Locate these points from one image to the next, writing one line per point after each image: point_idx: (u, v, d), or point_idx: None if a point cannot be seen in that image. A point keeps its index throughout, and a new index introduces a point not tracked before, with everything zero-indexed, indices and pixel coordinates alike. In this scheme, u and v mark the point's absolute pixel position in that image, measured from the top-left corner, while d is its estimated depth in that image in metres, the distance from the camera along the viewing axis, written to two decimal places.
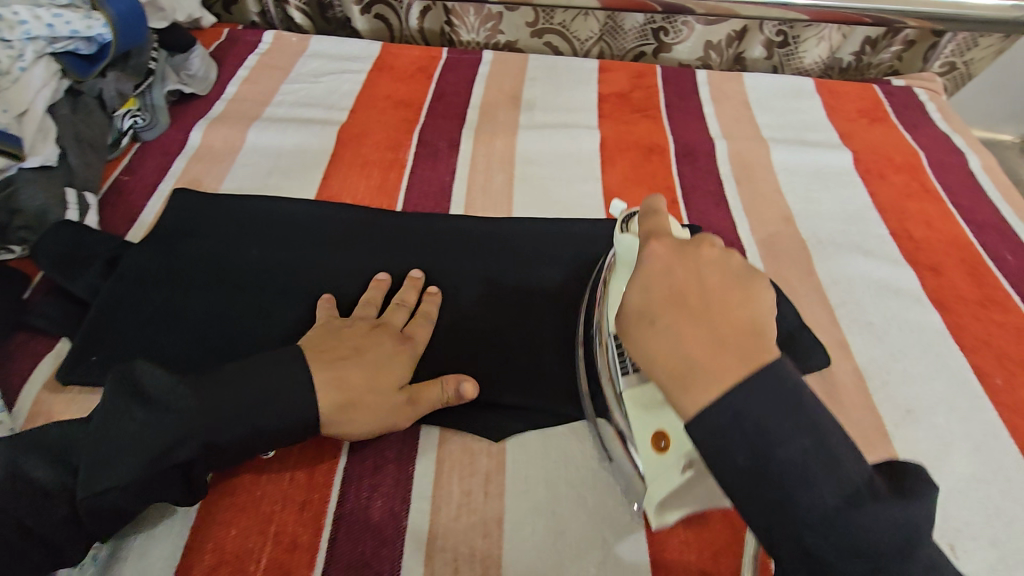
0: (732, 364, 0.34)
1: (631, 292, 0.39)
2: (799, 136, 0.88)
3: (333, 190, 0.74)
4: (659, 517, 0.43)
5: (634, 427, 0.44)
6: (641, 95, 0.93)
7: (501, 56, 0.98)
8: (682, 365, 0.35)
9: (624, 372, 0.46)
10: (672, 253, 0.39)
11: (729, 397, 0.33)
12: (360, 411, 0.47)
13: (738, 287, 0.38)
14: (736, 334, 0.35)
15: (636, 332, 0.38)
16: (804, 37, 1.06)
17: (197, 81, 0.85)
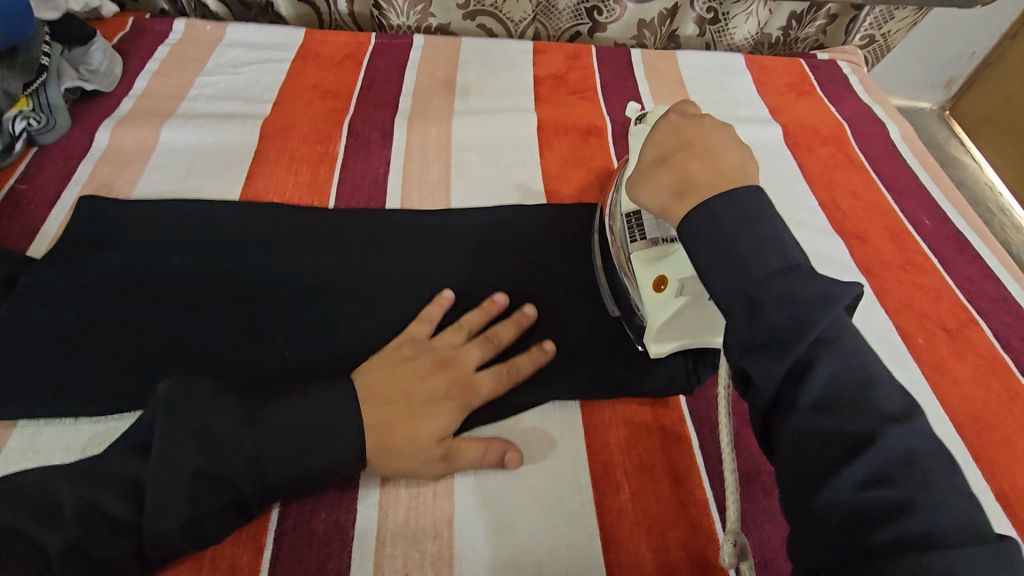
0: (720, 184, 0.44)
1: (647, 147, 0.50)
2: (732, 113, 0.89)
3: (259, 188, 0.70)
4: (657, 347, 0.52)
5: (640, 275, 0.53)
6: (577, 76, 0.92)
7: (432, 41, 0.95)
8: (682, 180, 0.45)
9: (633, 240, 0.55)
10: (683, 120, 0.49)
11: (714, 205, 0.42)
12: (400, 457, 0.46)
13: (737, 146, 0.47)
14: (730, 172, 0.45)
15: (648, 172, 0.48)
16: (733, 13, 1.08)
17: (98, 77, 0.79)
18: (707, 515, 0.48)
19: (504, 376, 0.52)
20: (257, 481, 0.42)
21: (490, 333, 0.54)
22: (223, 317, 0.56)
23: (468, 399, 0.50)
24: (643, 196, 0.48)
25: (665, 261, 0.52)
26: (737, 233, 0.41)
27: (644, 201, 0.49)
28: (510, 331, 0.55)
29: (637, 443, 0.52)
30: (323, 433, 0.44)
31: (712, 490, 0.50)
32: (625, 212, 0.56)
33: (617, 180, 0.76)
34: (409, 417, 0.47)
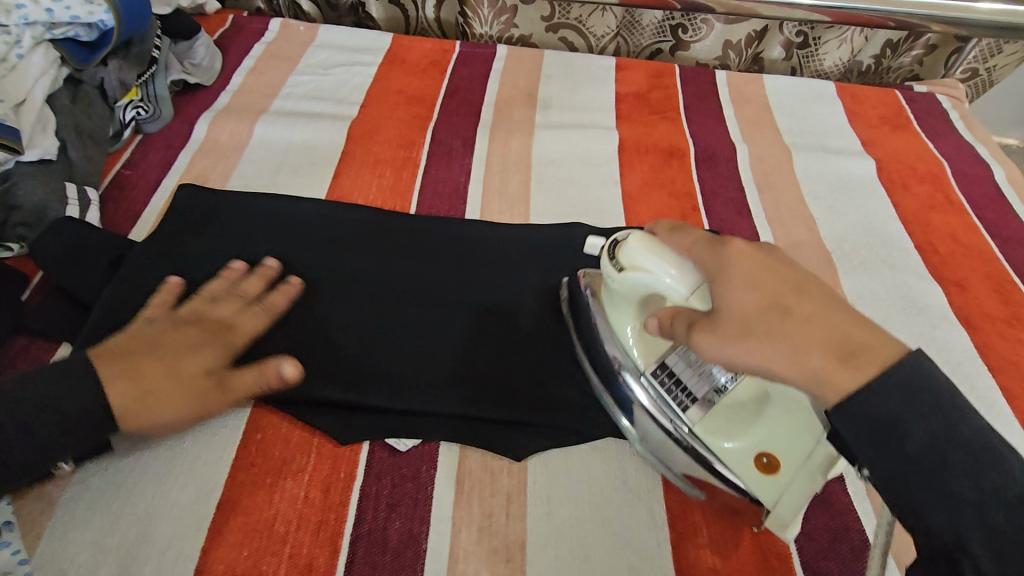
0: (867, 346, 0.36)
1: (734, 295, 0.39)
2: (821, 143, 0.86)
3: (344, 189, 0.71)
4: (784, 531, 0.44)
5: (733, 462, 0.45)
6: (660, 95, 0.90)
7: (516, 52, 0.95)
8: (839, 341, 0.36)
9: (683, 408, 0.47)
10: (755, 262, 0.40)
11: (870, 397, 0.34)
12: (165, 401, 0.45)
13: (824, 291, 0.39)
14: (853, 331, 0.36)
15: (758, 324, 0.37)
16: (825, 39, 1.04)
17: (200, 71, 0.82)
18: (790, 568, 0.46)
19: (263, 316, 0.53)
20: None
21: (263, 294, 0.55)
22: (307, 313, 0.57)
23: (233, 338, 0.50)
24: (767, 356, 0.37)
25: (753, 423, 0.45)
26: (895, 411, 0.34)
27: (762, 361, 0.37)
28: (258, 285, 0.55)
29: None
30: (22, 410, 0.42)
31: (796, 541, 0.47)
32: (643, 371, 0.49)
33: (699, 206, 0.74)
34: (160, 359, 0.46)
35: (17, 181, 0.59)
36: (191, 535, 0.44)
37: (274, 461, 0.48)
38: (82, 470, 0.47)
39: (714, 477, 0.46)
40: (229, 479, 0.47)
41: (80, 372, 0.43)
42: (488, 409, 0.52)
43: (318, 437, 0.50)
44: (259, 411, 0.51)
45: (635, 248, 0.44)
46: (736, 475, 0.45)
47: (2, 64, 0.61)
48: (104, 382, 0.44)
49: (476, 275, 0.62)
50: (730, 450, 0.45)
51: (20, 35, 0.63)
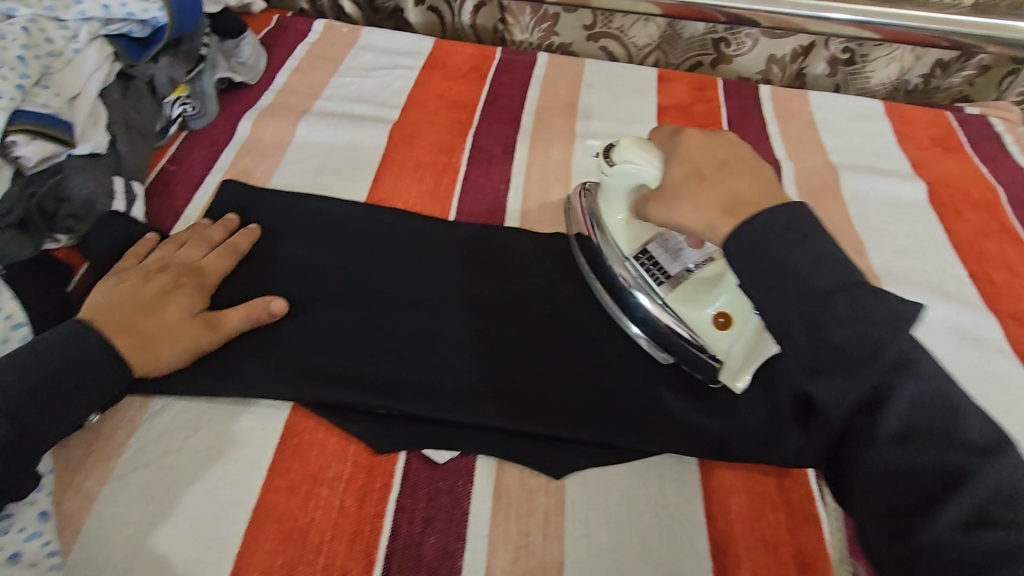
0: (759, 201, 0.42)
1: (671, 167, 0.48)
2: (869, 163, 0.83)
3: (384, 193, 0.71)
4: (733, 384, 0.52)
5: (688, 319, 0.52)
6: (703, 108, 0.89)
7: (557, 60, 0.94)
8: (728, 199, 0.42)
9: (659, 282, 0.54)
10: (696, 144, 0.47)
11: (758, 220, 0.39)
12: (163, 344, 0.49)
13: (751, 166, 0.45)
14: (755, 193, 0.42)
15: (681, 188, 0.46)
16: (873, 56, 1.02)
17: (246, 69, 0.83)
18: None
19: (229, 256, 0.58)
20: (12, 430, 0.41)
21: (193, 237, 0.59)
22: (345, 315, 0.56)
23: (201, 279, 0.55)
24: (684, 215, 0.44)
25: (715, 291, 0.52)
26: (786, 252, 0.38)
27: (682, 219, 0.45)
28: (221, 234, 0.60)
29: (759, 516, 0.48)
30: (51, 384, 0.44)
31: None
32: (627, 255, 0.56)
33: None
34: (150, 312, 0.50)
35: (68, 173, 0.58)
36: (227, 540, 0.44)
37: (310, 468, 0.48)
38: (123, 467, 0.47)
39: (683, 346, 0.53)
40: (266, 483, 0.47)
41: (78, 336, 0.47)
42: (527, 423, 0.50)
43: (354, 444, 0.50)
44: (296, 415, 0.51)
45: (631, 152, 0.51)
46: (695, 337, 0.52)
47: (58, 58, 0.62)
48: (106, 338, 0.48)
49: (516, 285, 0.61)
50: (693, 317, 0.52)
51: (77, 31, 0.64)
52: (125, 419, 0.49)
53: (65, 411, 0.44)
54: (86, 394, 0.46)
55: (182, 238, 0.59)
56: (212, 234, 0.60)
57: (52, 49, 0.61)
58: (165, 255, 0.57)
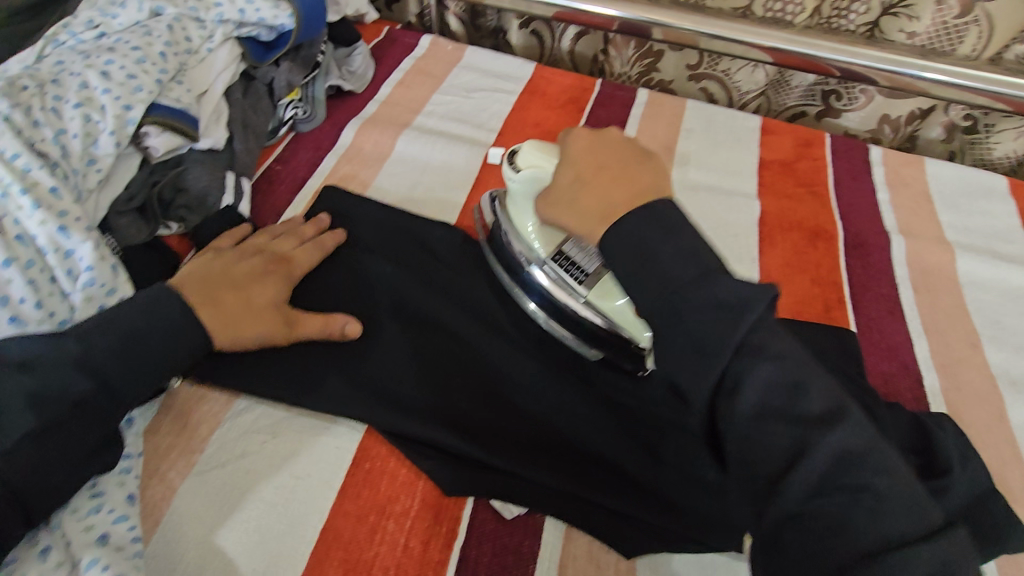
0: (631, 199, 0.44)
1: (562, 171, 0.50)
2: (989, 245, 0.77)
3: (474, 218, 0.71)
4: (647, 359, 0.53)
5: (611, 314, 0.54)
6: (807, 167, 0.84)
7: (657, 100, 0.93)
8: (609, 198, 0.45)
9: (580, 285, 0.55)
10: (587, 137, 0.50)
11: (626, 218, 0.42)
12: (247, 326, 0.51)
13: (642, 162, 0.47)
14: (628, 186, 0.45)
15: (564, 194, 0.49)
16: (1001, 127, 0.94)
17: (354, 78, 0.85)
18: None
19: (315, 256, 0.59)
20: (95, 390, 0.42)
21: (284, 233, 0.61)
22: (425, 342, 0.55)
23: (290, 271, 0.57)
24: (562, 220, 0.49)
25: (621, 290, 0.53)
26: (678, 270, 0.39)
27: (562, 219, 0.49)
28: (312, 232, 0.62)
29: None
30: (142, 350, 0.44)
31: None
32: (543, 260, 0.57)
33: (846, 298, 0.68)
34: (237, 290, 0.52)
35: (188, 166, 0.62)
36: (292, 560, 0.43)
37: (380, 498, 0.47)
38: (204, 463, 0.47)
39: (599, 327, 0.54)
40: (336, 505, 0.46)
41: (169, 304, 0.47)
42: (600, 494, 0.47)
43: (423, 480, 0.49)
44: (371, 439, 0.50)
45: (529, 155, 0.54)
46: (609, 320, 0.54)
47: (193, 56, 0.65)
48: (194, 308, 0.48)
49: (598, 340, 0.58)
50: (615, 307, 0.53)
51: (212, 30, 0.67)
52: (210, 412, 0.50)
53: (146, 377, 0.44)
54: (173, 365, 0.46)
55: (278, 228, 0.61)
56: (306, 231, 0.61)
57: (190, 47, 0.64)
58: (258, 241, 0.59)
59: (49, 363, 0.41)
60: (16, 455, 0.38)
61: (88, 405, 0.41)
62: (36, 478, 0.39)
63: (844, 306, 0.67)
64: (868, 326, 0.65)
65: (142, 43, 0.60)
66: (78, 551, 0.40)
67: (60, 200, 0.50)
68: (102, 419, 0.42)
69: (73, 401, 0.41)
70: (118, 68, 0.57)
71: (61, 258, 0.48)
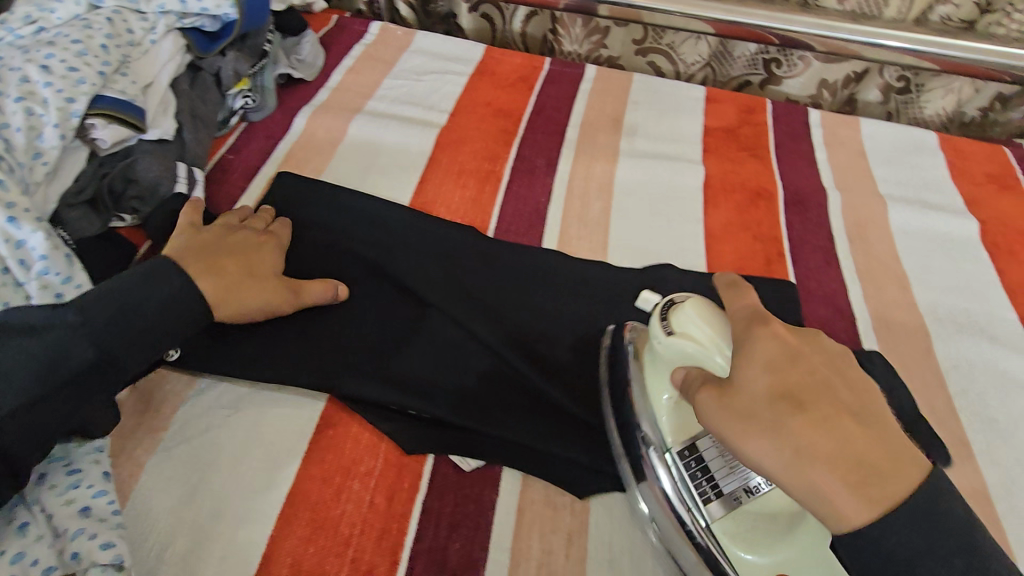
0: (885, 492, 0.33)
1: (745, 377, 0.37)
2: (919, 196, 0.81)
3: (428, 196, 0.73)
4: None
5: (747, 575, 0.40)
6: (750, 132, 0.88)
7: (605, 75, 0.95)
8: (850, 462, 0.33)
9: (707, 499, 0.43)
10: (794, 349, 0.37)
11: (879, 536, 0.33)
12: (248, 292, 0.51)
13: (868, 396, 0.36)
14: (874, 457, 0.34)
15: (767, 414, 0.35)
16: (929, 86, 1.00)
17: (304, 66, 0.86)
18: None
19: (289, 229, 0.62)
20: (95, 360, 0.43)
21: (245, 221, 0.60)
22: (405, 333, 0.56)
23: (277, 242, 0.59)
24: (763, 449, 0.35)
25: (789, 532, 0.39)
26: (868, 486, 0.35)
27: (760, 458, 0.35)
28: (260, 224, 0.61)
29: None
30: (141, 323, 0.45)
31: None
32: (671, 448, 0.44)
33: (785, 252, 0.71)
34: (235, 257, 0.53)
35: (138, 157, 0.62)
36: (260, 521, 0.45)
37: (343, 461, 0.49)
38: (170, 439, 0.49)
39: None
40: (300, 470, 0.48)
41: (165, 275, 0.47)
42: (556, 443, 0.49)
43: (385, 441, 0.51)
44: (332, 407, 0.52)
45: (684, 316, 0.42)
46: None
47: (136, 48, 0.66)
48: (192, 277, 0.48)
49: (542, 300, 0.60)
50: (755, 565, 0.40)
51: (155, 22, 0.68)
52: (172, 390, 0.52)
53: (146, 350, 0.45)
54: (173, 335, 0.47)
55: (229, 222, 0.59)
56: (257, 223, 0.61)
57: (131, 39, 0.65)
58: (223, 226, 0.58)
59: (48, 333, 0.42)
60: (17, 421, 0.40)
61: (81, 383, 0.43)
62: (32, 438, 0.41)
63: (783, 260, 0.71)
64: (806, 277, 0.69)
65: (81, 36, 0.60)
66: (62, 524, 0.42)
67: (7, 191, 0.50)
68: (104, 387, 0.44)
69: (76, 372, 0.42)
70: (59, 61, 0.58)
71: (13, 249, 0.49)
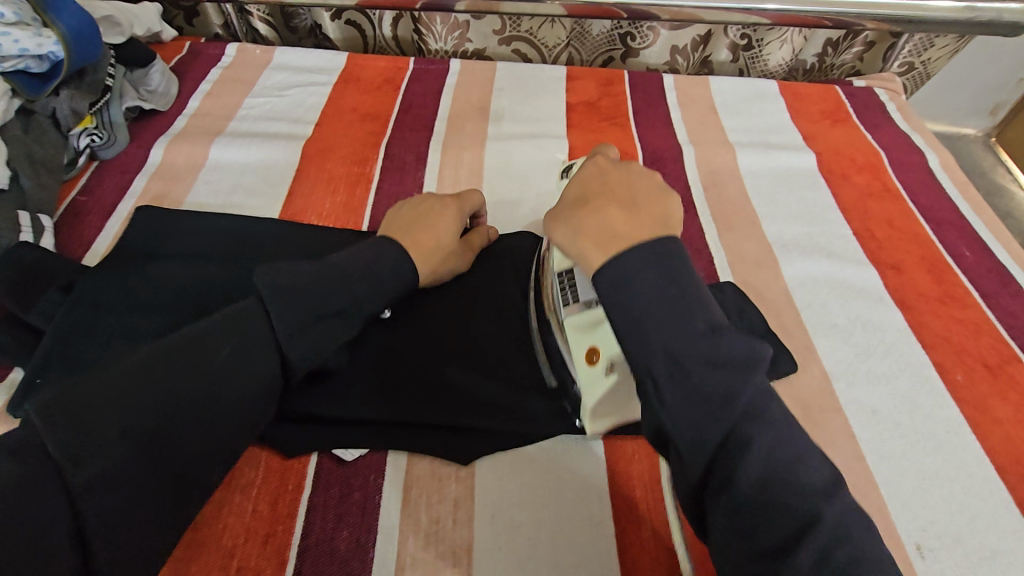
0: (632, 236, 0.41)
1: (566, 192, 0.48)
2: (764, 139, 0.89)
3: (297, 207, 0.73)
4: (592, 425, 0.49)
5: (572, 347, 0.50)
6: (609, 102, 0.93)
7: (468, 67, 0.98)
8: (605, 228, 0.42)
9: (565, 304, 0.51)
10: (609, 166, 0.48)
11: (625, 257, 0.39)
12: (449, 256, 0.57)
13: (659, 197, 0.46)
14: (630, 226, 0.42)
15: (565, 211, 0.45)
16: (768, 40, 1.08)
17: (156, 96, 0.84)
18: None
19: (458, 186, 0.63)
20: (91, 465, 0.33)
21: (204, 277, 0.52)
22: None
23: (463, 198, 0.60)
24: (560, 236, 0.45)
25: (601, 329, 0.48)
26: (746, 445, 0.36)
27: (560, 242, 0.45)
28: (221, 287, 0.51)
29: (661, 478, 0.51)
30: (118, 407, 0.35)
31: None
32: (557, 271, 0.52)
33: None
34: (433, 227, 0.56)
35: None
36: None
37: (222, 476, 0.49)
38: None
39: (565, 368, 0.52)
40: None
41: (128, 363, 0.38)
42: (445, 417, 0.51)
43: (264, 450, 0.51)
44: None
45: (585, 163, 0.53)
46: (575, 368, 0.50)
47: None
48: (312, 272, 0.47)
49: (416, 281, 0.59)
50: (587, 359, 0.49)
51: None
52: None
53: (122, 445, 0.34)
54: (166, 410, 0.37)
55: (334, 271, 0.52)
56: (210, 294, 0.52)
57: None
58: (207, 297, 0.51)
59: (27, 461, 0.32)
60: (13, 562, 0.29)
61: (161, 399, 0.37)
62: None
63: None
64: None
65: None
66: None
67: None
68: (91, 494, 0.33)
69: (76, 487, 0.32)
70: None
71: None
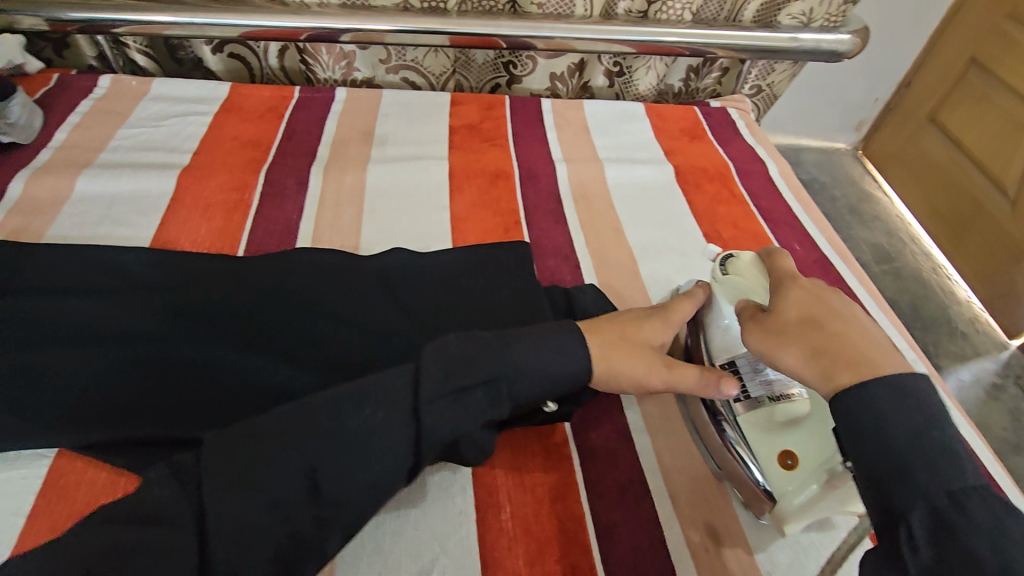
0: (856, 367, 0.44)
1: (783, 305, 0.51)
2: (629, 155, 0.98)
3: (170, 234, 0.73)
4: (786, 526, 0.51)
5: (758, 450, 0.54)
6: (490, 125, 0.99)
7: (354, 95, 1.01)
8: (834, 352, 0.46)
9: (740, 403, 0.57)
10: (812, 291, 0.52)
11: (850, 393, 0.43)
12: (630, 361, 0.56)
13: (851, 318, 0.49)
14: (852, 352, 0.46)
15: (793, 330, 0.49)
16: (635, 67, 1.19)
17: (17, 129, 0.81)
18: (584, 528, 0.52)
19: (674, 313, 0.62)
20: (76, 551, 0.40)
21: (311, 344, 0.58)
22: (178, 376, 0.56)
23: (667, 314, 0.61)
24: (792, 359, 0.48)
25: (791, 430, 0.54)
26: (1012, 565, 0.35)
27: (788, 366, 0.48)
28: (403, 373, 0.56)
29: (520, 465, 0.55)
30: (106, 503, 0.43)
31: (589, 503, 0.53)
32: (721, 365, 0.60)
33: (521, 220, 0.82)
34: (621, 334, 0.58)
35: None
36: None
37: (77, 505, 0.51)
38: None
39: (738, 461, 0.56)
40: (27, 524, 0.50)
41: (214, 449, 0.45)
42: None
43: (125, 476, 0.53)
44: (63, 460, 0.53)
45: (744, 263, 0.61)
46: (760, 464, 0.54)
47: None
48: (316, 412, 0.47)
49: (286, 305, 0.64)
50: (775, 458, 0.53)
51: None
52: None
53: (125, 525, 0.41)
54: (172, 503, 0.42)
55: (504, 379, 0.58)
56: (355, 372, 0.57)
57: None
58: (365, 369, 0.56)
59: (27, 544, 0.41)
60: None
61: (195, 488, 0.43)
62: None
63: (520, 227, 0.81)
64: (539, 236, 0.80)
65: None
66: None
67: None
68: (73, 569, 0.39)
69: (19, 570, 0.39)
70: None
71: None
